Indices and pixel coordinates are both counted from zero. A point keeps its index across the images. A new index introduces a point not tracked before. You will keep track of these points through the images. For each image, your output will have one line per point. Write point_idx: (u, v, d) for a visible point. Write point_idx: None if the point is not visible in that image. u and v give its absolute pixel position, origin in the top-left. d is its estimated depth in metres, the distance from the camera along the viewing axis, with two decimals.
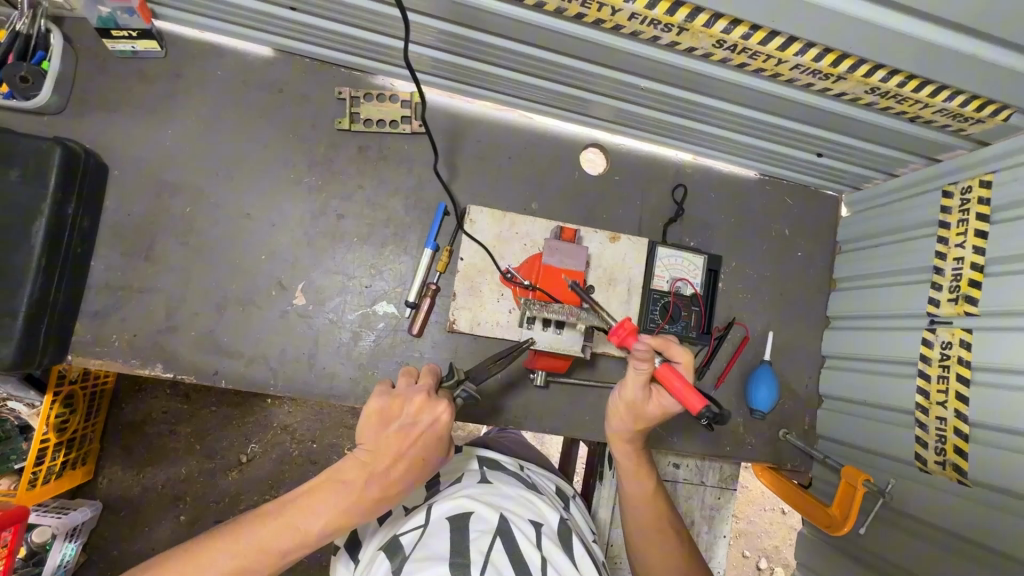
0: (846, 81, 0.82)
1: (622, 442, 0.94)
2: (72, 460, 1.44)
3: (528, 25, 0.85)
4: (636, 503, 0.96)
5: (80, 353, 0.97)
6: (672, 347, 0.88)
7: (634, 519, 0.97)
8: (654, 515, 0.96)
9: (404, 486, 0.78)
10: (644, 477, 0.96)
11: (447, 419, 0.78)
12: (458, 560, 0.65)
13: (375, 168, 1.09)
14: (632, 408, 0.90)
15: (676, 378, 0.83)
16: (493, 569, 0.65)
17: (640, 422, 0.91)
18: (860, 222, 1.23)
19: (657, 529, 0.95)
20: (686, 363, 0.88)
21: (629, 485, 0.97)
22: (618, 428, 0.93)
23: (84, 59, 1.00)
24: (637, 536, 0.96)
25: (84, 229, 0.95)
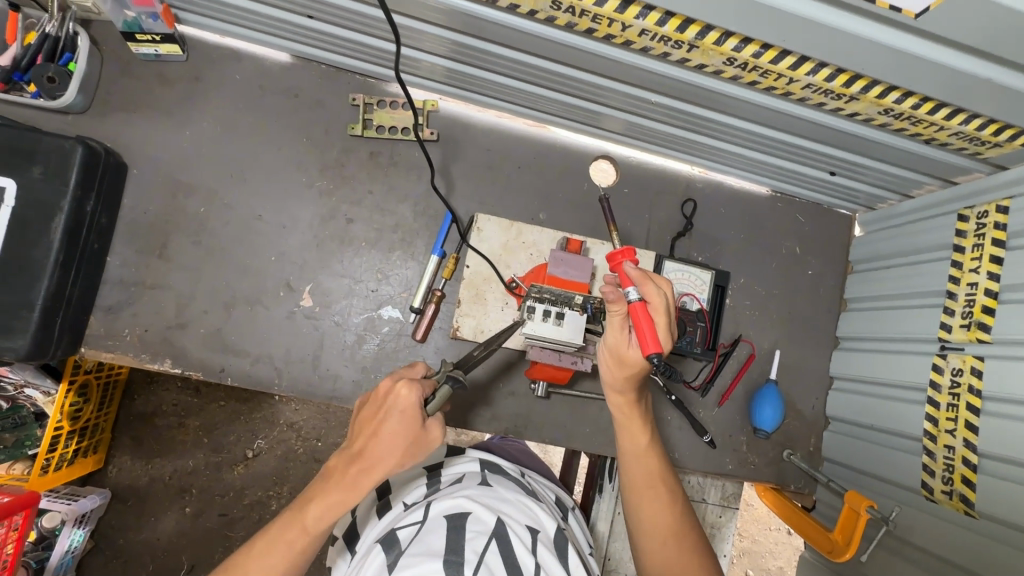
0: (859, 101, 0.82)
1: (613, 392, 0.85)
2: (83, 448, 1.48)
3: (539, 38, 0.85)
4: (633, 459, 0.85)
5: (93, 346, 1.00)
6: (650, 287, 0.79)
7: (630, 478, 0.85)
8: (651, 473, 0.84)
9: (378, 467, 0.73)
10: (643, 430, 0.85)
11: (410, 394, 0.74)
12: (452, 558, 0.66)
13: (386, 174, 1.11)
14: (613, 354, 0.82)
15: (644, 318, 0.76)
16: (485, 569, 0.65)
17: (621, 371, 0.82)
18: (873, 242, 1.21)
19: (653, 490, 0.83)
20: (662, 305, 0.79)
21: (625, 438, 0.86)
22: (607, 374, 0.84)
23: (109, 61, 1.03)
24: (634, 497, 0.84)
25: (102, 225, 0.98)
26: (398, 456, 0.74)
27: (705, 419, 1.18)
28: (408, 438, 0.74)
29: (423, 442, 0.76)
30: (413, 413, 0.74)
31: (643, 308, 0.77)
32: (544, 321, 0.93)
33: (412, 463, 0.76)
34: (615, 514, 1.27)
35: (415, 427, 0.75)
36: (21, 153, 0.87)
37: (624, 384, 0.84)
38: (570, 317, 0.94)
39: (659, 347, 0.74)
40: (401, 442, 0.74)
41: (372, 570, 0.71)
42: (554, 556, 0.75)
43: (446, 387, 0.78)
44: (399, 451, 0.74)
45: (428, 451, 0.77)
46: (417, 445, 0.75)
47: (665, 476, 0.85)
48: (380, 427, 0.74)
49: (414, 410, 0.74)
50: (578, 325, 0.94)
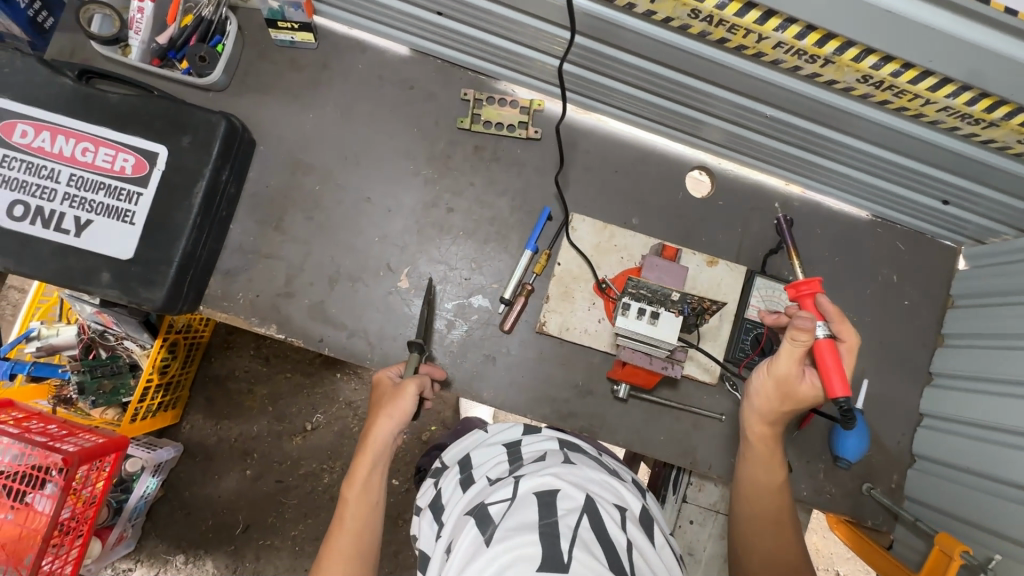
0: (999, 127, 0.79)
1: (763, 421, 0.98)
2: (166, 402, 1.58)
3: (664, 45, 0.87)
4: (760, 492, 0.98)
5: (209, 305, 1.08)
6: (843, 327, 0.91)
7: (751, 509, 0.98)
8: (774, 509, 0.97)
9: (372, 425, 0.94)
10: (776, 468, 0.98)
11: (381, 371, 1.00)
12: (548, 533, 0.65)
13: (488, 168, 1.15)
14: (781, 382, 0.93)
15: (834, 360, 0.87)
16: (581, 544, 0.64)
17: (786, 399, 0.95)
18: (981, 278, 1.15)
19: (776, 523, 0.97)
20: (848, 345, 0.91)
21: (756, 472, 0.99)
22: (763, 404, 0.97)
23: (249, 45, 1.12)
24: (754, 528, 0.97)
25: (230, 195, 1.06)
26: (381, 410, 0.94)
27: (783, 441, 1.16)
28: (385, 397, 0.96)
29: (397, 394, 0.94)
30: (384, 381, 0.99)
31: (832, 347, 0.88)
32: (639, 319, 0.96)
33: (400, 414, 0.93)
34: (675, 527, 1.23)
35: (387, 389, 0.97)
36: (175, 124, 0.96)
37: (776, 416, 0.97)
38: (665, 316, 0.96)
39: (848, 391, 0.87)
40: (381, 402, 0.96)
41: (466, 546, 0.70)
42: (644, 534, 0.73)
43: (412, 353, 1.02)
44: (380, 407, 0.95)
45: (404, 397, 0.94)
46: (392, 397, 0.95)
47: (785, 513, 0.97)
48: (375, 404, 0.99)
49: (386, 380, 0.99)
50: (673, 326, 0.96)
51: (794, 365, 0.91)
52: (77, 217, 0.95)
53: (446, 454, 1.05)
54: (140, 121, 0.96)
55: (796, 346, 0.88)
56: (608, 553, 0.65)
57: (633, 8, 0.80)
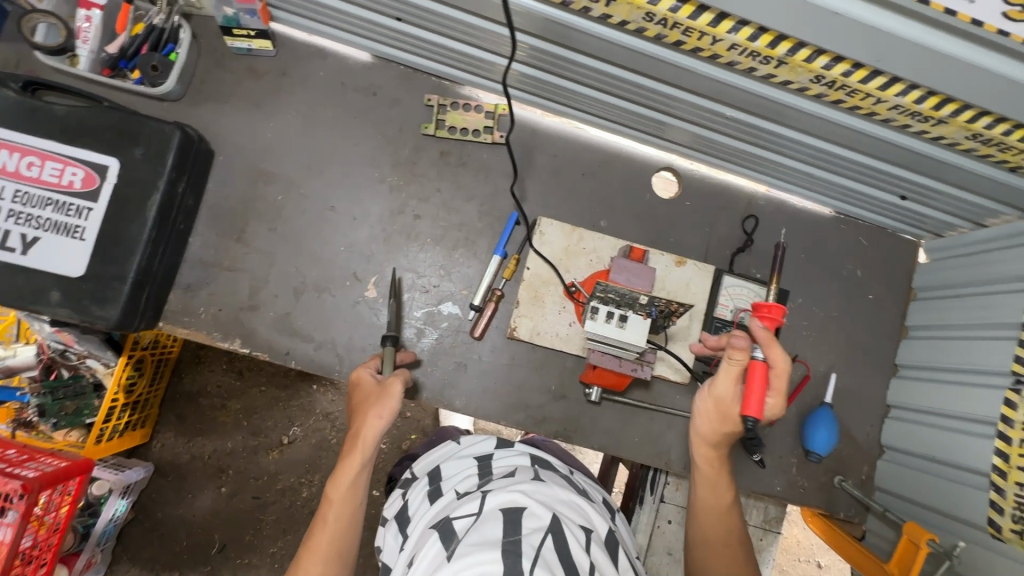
0: (947, 125, 0.81)
1: (706, 444, 0.96)
2: (134, 421, 1.53)
3: (622, 48, 0.87)
4: (710, 514, 0.95)
5: (169, 320, 1.05)
6: (774, 350, 0.84)
7: (703, 532, 0.95)
8: (726, 531, 0.94)
9: (358, 427, 0.89)
10: (723, 488, 0.96)
11: (359, 369, 0.95)
12: (510, 550, 0.66)
13: (454, 174, 1.14)
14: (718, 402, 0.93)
15: (758, 384, 0.84)
16: (543, 564, 0.64)
17: (722, 420, 0.93)
18: (940, 270, 1.18)
19: (728, 545, 0.93)
20: (782, 370, 0.85)
21: (704, 492, 0.97)
22: (704, 426, 0.96)
23: (205, 53, 1.09)
24: (707, 551, 0.94)
25: (188, 207, 1.03)
26: (367, 411, 0.89)
27: (755, 438, 1.17)
28: (370, 397, 0.91)
29: (382, 395, 0.90)
30: (367, 380, 0.93)
31: (763, 373, 0.84)
32: (607, 322, 0.96)
33: (390, 415, 0.89)
34: (655, 528, 1.26)
35: (373, 388, 0.92)
36: (127, 135, 0.93)
37: (718, 437, 0.95)
38: (633, 319, 0.97)
39: (759, 414, 0.84)
40: (366, 402, 0.91)
41: (428, 560, 0.70)
42: (607, 555, 0.76)
43: (387, 349, 0.98)
44: (366, 409, 0.90)
45: (391, 398, 0.90)
46: (378, 397, 0.90)
47: (737, 534, 0.94)
48: (358, 403, 0.93)
49: (368, 378, 0.93)
50: (640, 328, 0.97)
51: (730, 384, 0.90)
52: (24, 235, 0.91)
53: (417, 464, 1.04)
54: (89, 132, 0.93)
55: (733, 363, 0.88)
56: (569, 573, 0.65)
57: (589, 11, 0.80)
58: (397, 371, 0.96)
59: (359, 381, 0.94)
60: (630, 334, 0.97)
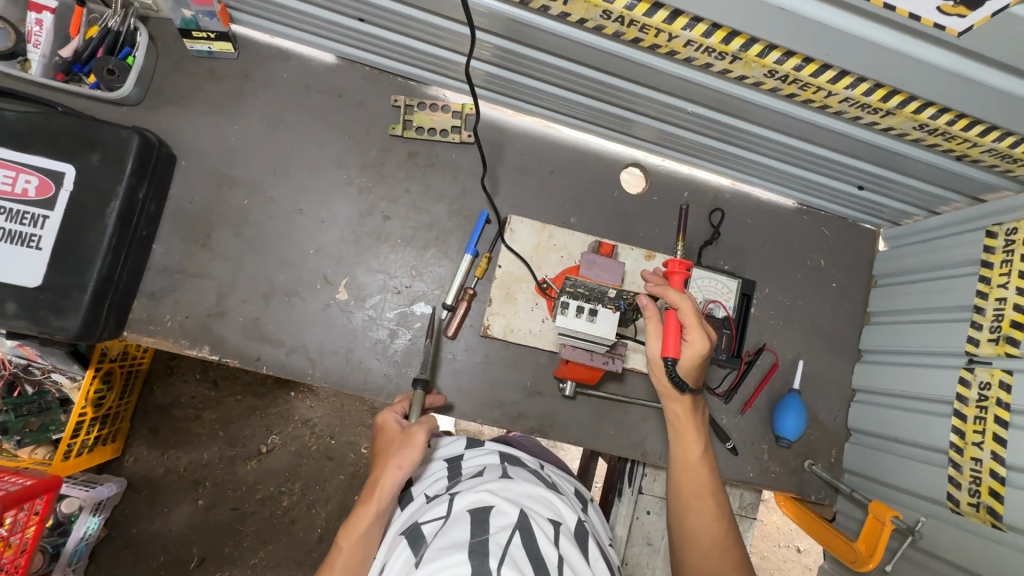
0: (895, 115, 0.84)
1: (673, 400, 0.99)
2: (104, 435, 1.49)
3: (583, 46, 0.88)
4: (684, 468, 0.96)
5: (134, 330, 1.02)
6: (671, 293, 0.94)
7: (678, 487, 0.95)
8: (699, 484, 0.94)
9: (379, 475, 0.85)
10: (697, 441, 0.97)
11: (385, 413, 0.91)
12: (477, 550, 0.68)
13: (423, 174, 1.14)
14: (655, 361, 0.98)
15: (667, 325, 0.93)
16: (510, 560, 0.67)
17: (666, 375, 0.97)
18: (898, 257, 1.22)
19: (700, 498, 0.92)
20: (684, 307, 0.93)
21: (679, 447, 0.98)
22: (662, 384, 0.99)
23: (163, 57, 1.07)
24: (683, 503, 0.93)
25: (150, 213, 1.01)
26: (390, 459, 0.85)
27: (727, 426, 1.19)
28: (393, 444, 0.87)
29: (405, 441, 0.86)
30: (392, 425, 0.90)
31: (670, 315, 0.93)
32: (577, 317, 0.95)
33: (410, 466, 0.84)
34: (634, 519, 1.28)
35: (397, 434, 0.88)
36: (82, 141, 0.91)
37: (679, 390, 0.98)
38: (603, 314, 0.96)
39: (673, 352, 0.91)
40: (390, 449, 0.87)
41: (399, 566, 0.73)
42: (577, 547, 0.78)
43: (417, 391, 0.96)
44: (389, 455, 0.86)
45: (416, 447, 0.85)
46: (402, 445, 0.86)
47: (711, 487, 0.94)
48: (380, 448, 0.90)
49: (393, 423, 0.90)
50: (611, 322, 0.96)
51: (657, 340, 0.97)
52: None
53: None
54: (43, 139, 0.90)
55: (650, 320, 0.98)
56: (536, 568, 0.68)
57: (548, 10, 0.81)
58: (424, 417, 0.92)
59: (384, 425, 0.91)
60: (600, 325, 0.96)
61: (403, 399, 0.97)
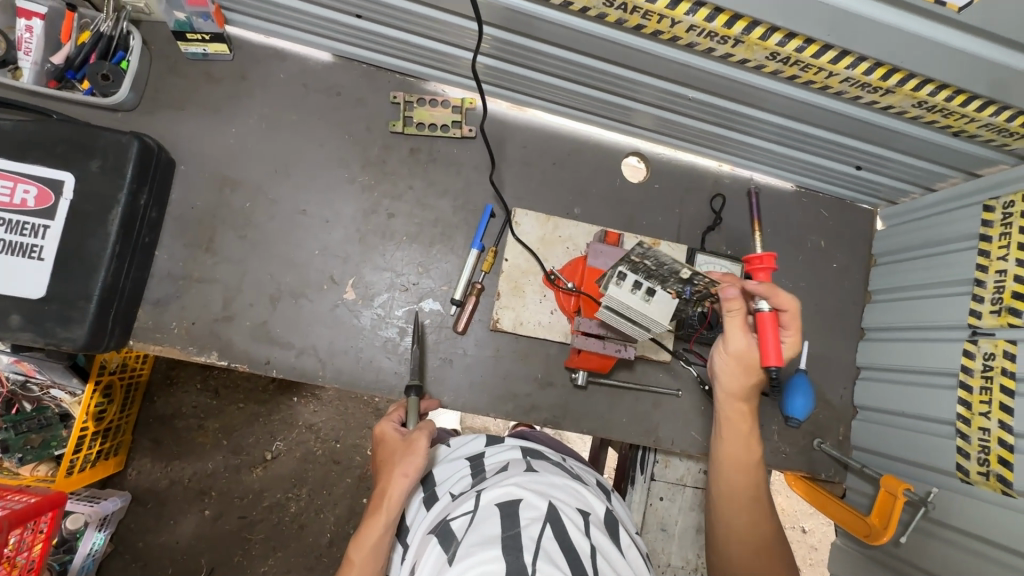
0: (894, 94, 0.85)
1: (735, 399, 1.00)
2: (106, 449, 1.47)
3: (585, 35, 0.89)
4: (736, 467, 1.00)
5: (140, 338, 1.01)
6: (780, 295, 0.87)
7: (730, 483, 1.00)
8: (751, 481, 1.00)
9: (383, 485, 0.85)
10: (752, 442, 1.00)
11: (383, 423, 0.92)
12: (510, 545, 0.69)
13: (426, 170, 1.13)
14: (739, 357, 0.96)
15: (770, 328, 0.85)
16: (544, 553, 0.68)
17: (750, 370, 0.97)
18: (897, 235, 1.24)
19: (752, 495, 0.99)
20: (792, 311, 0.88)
21: (734, 447, 1.00)
22: (733, 384, 0.99)
23: (157, 60, 1.06)
24: (733, 500, 0.99)
25: (152, 219, 1.00)
26: (394, 468, 0.85)
27: None
28: (395, 452, 0.87)
29: (408, 449, 0.86)
30: (390, 434, 0.91)
31: (771, 317, 0.86)
32: (635, 291, 0.90)
33: (416, 473, 0.85)
34: (647, 506, 1.29)
35: (397, 443, 0.88)
36: (80, 148, 0.89)
37: (748, 391, 0.98)
38: (660, 296, 0.91)
39: (780, 360, 0.84)
40: (393, 458, 0.87)
41: (431, 563, 0.73)
42: (608, 538, 0.80)
43: (410, 398, 0.96)
44: (392, 464, 0.86)
45: (417, 453, 0.86)
46: (404, 453, 0.87)
47: (759, 484, 1.00)
48: (382, 458, 0.90)
49: (391, 432, 0.91)
50: (665, 308, 0.91)
51: (742, 335, 0.95)
52: None
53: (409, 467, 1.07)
54: (40, 147, 0.89)
55: (734, 314, 0.93)
56: (571, 559, 0.69)
57: None
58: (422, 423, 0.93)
59: (383, 436, 0.92)
60: (656, 305, 0.91)
61: (399, 409, 0.97)
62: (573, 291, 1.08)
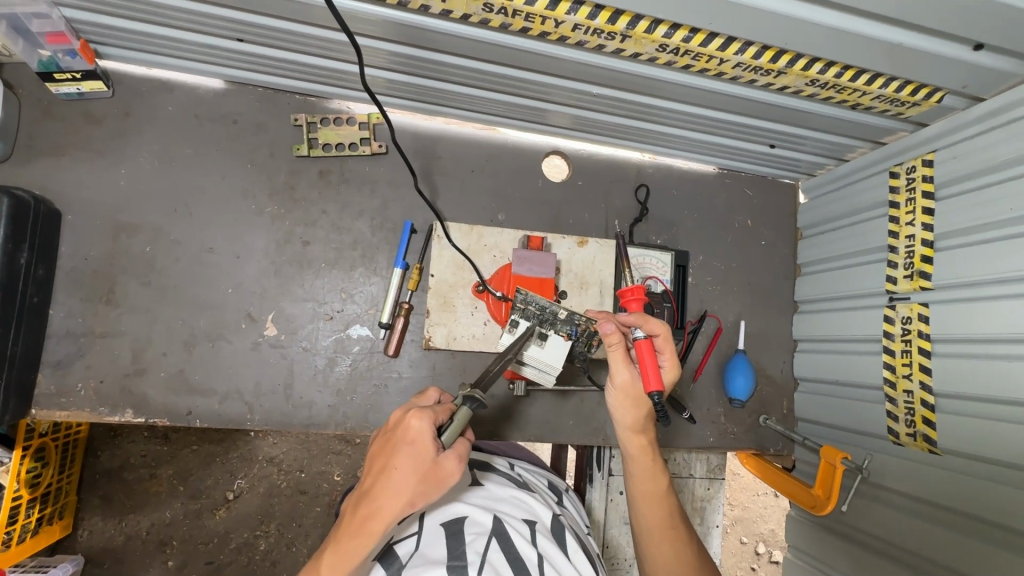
0: (786, 75, 0.86)
1: (634, 433, 0.89)
2: (48, 515, 1.36)
3: (477, 42, 0.85)
4: (649, 505, 0.89)
5: (44, 405, 0.95)
6: (650, 321, 0.84)
7: (646, 524, 0.89)
8: (667, 518, 0.88)
9: (390, 509, 0.67)
10: (659, 475, 0.89)
11: (422, 426, 0.70)
12: (455, 564, 0.67)
13: (338, 192, 1.09)
14: (626, 391, 0.87)
15: (647, 355, 0.79)
16: (489, 568, 0.67)
17: (640, 402, 0.87)
18: (817, 208, 1.26)
19: (671, 533, 0.88)
20: (665, 334, 0.86)
21: (643, 483, 0.89)
22: (626, 417, 0.89)
23: (28, 105, 0.98)
24: (653, 543, 0.88)
25: (40, 277, 0.93)
26: (409, 494, 0.67)
27: (683, 396, 1.21)
28: (419, 474, 0.68)
29: (433, 474, 0.69)
30: (426, 445, 0.69)
31: (647, 344, 0.81)
32: (527, 337, 0.95)
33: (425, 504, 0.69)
34: (608, 501, 1.30)
35: (427, 462, 0.69)
36: None
37: (643, 423, 0.89)
38: (552, 339, 0.95)
39: (660, 385, 0.77)
40: (413, 479, 0.68)
41: None
42: (555, 543, 0.78)
43: (463, 410, 0.74)
44: (408, 485, 0.68)
45: (442, 488, 0.70)
46: (430, 482, 0.69)
47: (678, 519, 0.89)
48: (389, 461, 0.69)
49: (429, 443, 0.69)
50: (558, 350, 0.95)
51: (625, 368, 0.86)
52: None
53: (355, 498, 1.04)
54: None
55: (615, 348, 0.86)
56: (516, 570, 0.68)
57: (429, 9, 0.78)
58: (460, 444, 0.73)
59: (415, 439, 0.70)
60: (551, 349, 0.95)
61: (443, 408, 0.75)
62: (503, 301, 1.08)
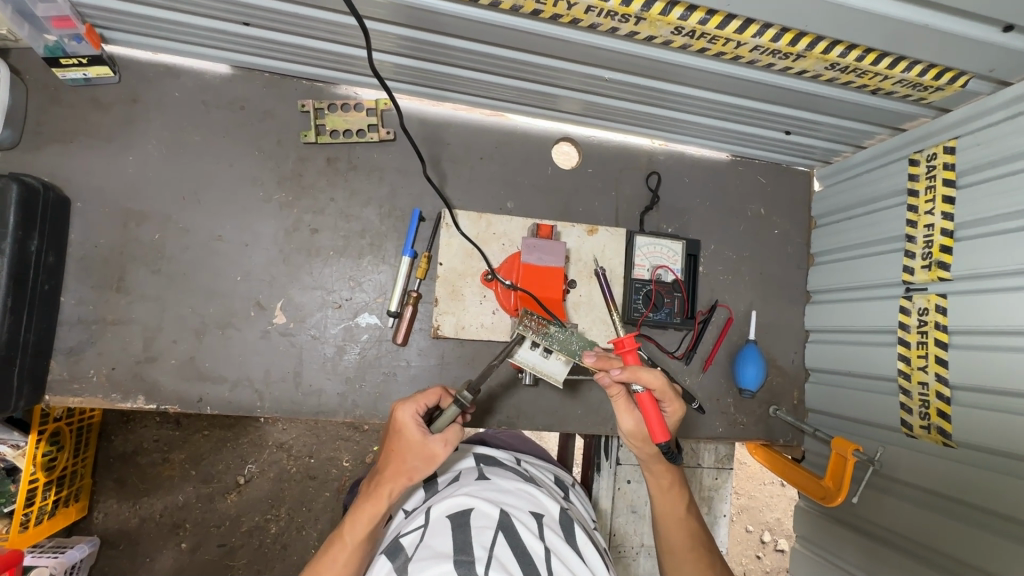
0: (806, 58, 0.84)
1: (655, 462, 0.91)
2: (63, 498, 1.38)
3: (486, 25, 0.83)
4: (670, 523, 0.92)
5: (58, 391, 0.96)
6: (642, 374, 0.82)
7: (668, 541, 0.92)
8: (687, 538, 0.91)
9: (390, 478, 0.79)
10: (679, 494, 0.92)
11: (402, 414, 0.79)
12: (462, 558, 0.67)
13: (346, 179, 1.08)
14: (635, 437, 0.89)
15: (649, 406, 0.77)
16: (497, 563, 0.67)
17: (648, 448, 0.89)
18: (833, 196, 1.24)
19: (692, 552, 0.90)
20: (660, 384, 0.83)
21: (664, 503, 0.92)
22: (645, 449, 0.90)
23: (35, 92, 0.98)
24: (675, 560, 0.90)
25: (50, 265, 0.93)
26: (403, 467, 0.78)
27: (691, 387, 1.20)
28: (409, 451, 0.79)
29: (423, 453, 0.78)
30: (412, 428, 0.79)
31: (648, 395, 0.79)
32: (534, 349, 0.94)
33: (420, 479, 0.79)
34: (616, 491, 1.31)
35: (415, 442, 0.78)
36: None
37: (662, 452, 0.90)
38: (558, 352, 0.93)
39: (667, 434, 0.77)
40: (405, 456, 0.79)
41: None
42: (562, 538, 0.78)
43: (452, 409, 0.81)
44: (404, 462, 0.78)
45: (432, 466, 0.79)
46: (419, 459, 0.78)
47: (699, 539, 0.91)
48: (391, 445, 0.81)
49: (410, 427, 0.79)
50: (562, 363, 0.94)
51: (629, 415, 0.87)
52: None
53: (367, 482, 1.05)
54: None
55: (618, 397, 0.86)
56: (524, 565, 0.68)
57: None
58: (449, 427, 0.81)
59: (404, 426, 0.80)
60: (552, 363, 0.94)
61: (431, 396, 0.83)
62: (511, 290, 1.06)
